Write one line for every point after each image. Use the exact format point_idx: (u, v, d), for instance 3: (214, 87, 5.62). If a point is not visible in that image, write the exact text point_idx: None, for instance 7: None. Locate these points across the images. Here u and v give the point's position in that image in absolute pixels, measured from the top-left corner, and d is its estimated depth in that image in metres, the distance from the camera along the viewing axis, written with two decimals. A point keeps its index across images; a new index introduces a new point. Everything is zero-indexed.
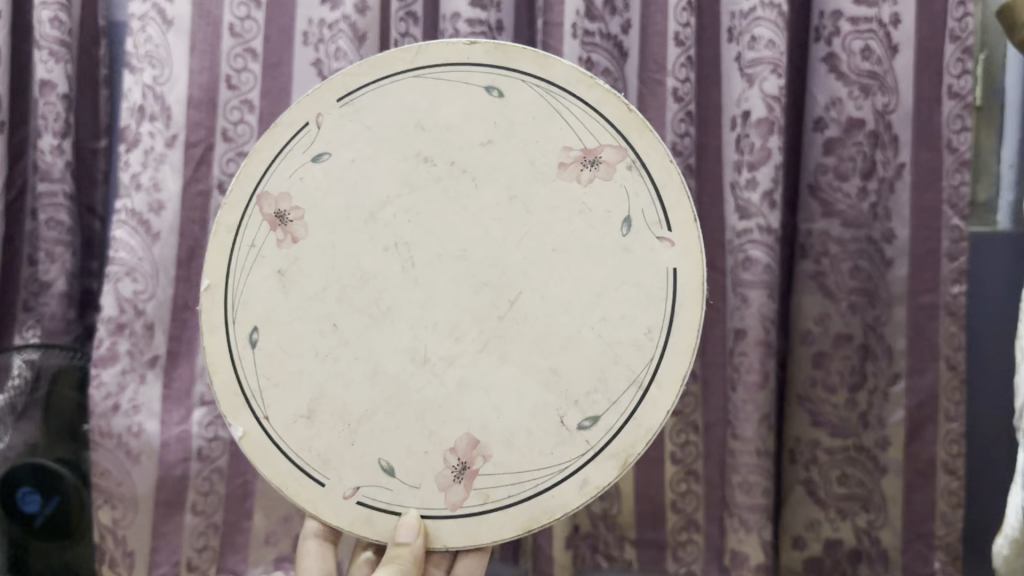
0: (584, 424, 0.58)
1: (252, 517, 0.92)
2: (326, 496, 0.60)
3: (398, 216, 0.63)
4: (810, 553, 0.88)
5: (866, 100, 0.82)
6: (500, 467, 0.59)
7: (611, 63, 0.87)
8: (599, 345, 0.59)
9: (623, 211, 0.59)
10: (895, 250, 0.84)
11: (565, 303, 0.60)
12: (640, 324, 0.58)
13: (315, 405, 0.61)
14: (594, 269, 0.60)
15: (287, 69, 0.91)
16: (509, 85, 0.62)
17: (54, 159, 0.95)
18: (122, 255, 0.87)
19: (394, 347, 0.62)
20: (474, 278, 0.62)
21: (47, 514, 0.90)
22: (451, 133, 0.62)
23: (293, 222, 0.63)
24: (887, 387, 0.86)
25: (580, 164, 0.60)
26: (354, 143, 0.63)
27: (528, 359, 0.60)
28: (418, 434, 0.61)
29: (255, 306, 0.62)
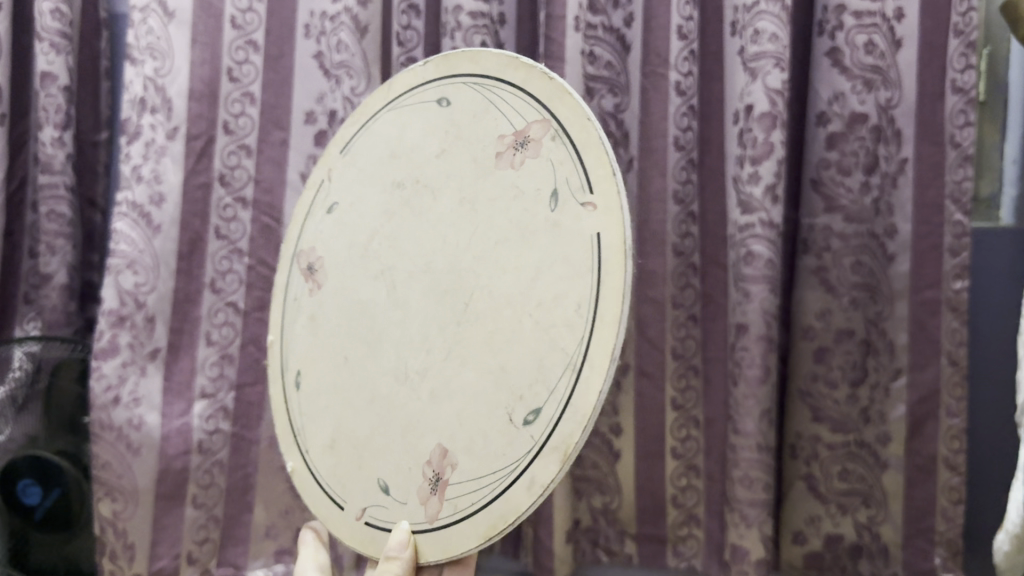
0: (528, 419, 0.50)
1: (254, 509, 0.93)
2: (343, 519, 0.60)
3: (386, 238, 0.63)
4: (810, 548, 0.87)
5: (869, 94, 0.82)
6: (465, 474, 0.53)
7: (614, 57, 0.87)
8: (539, 335, 0.51)
9: (550, 185, 0.52)
10: (897, 245, 0.84)
11: (506, 297, 0.53)
12: (571, 300, 0.49)
13: (334, 434, 0.62)
14: (529, 253, 0.53)
15: (288, 62, 0.91)
16: (454, 91, 0.61)
17: (54, 151, 0.95)
18: (123, 247, 0.87)
19: (386, 365, 0.60)
20: (437, 286, 0.58)
21: (47, 507, 0.91)
22: (417, 153, 0.63)
23: (316, 269, 0.69)
24: (888, 383, 0.85)
25: (513, 148, 0.55)
26: (351, 185, 0.68)
27: (480, 360, 0.54)
28: (401, 449, 0.57)
29: (298, 350, 0.68)
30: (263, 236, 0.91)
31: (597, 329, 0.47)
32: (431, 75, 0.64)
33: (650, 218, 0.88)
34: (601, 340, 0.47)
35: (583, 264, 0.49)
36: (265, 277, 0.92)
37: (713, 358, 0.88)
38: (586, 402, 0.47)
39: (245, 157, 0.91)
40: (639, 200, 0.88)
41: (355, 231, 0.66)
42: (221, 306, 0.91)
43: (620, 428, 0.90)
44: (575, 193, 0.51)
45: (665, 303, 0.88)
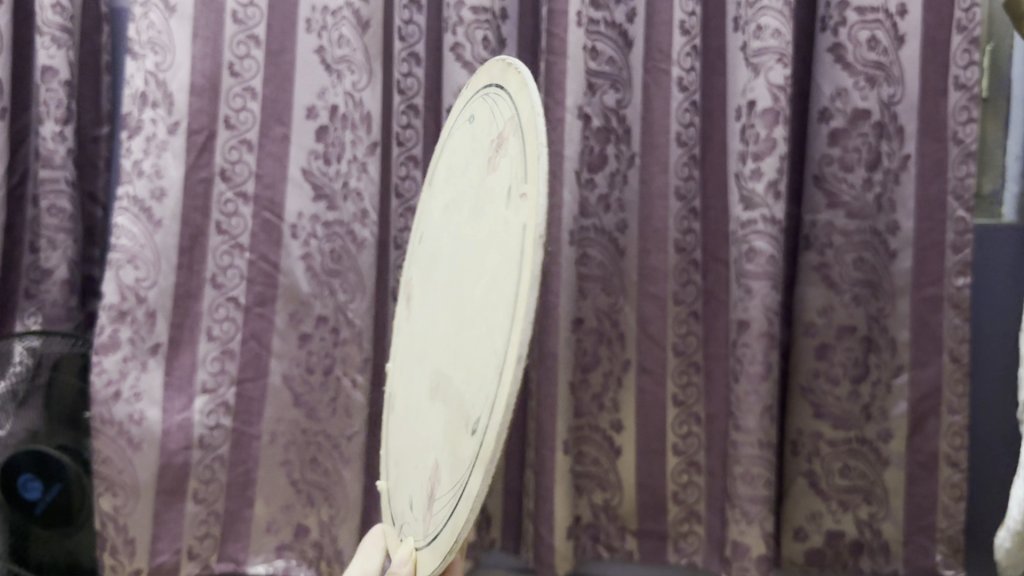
0: (468, 435, 0.41)
1: (254, 505, 0.92)
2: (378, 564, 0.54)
3: (426, 258, 0.58)
4: (811, 545, 0.87)
5: (872, 90, 0.82)
6: (434, 505, 0.45)
7: (617, 53, 0.86)
8: (482, 337, 0.42)
9: (504, 167, 0.44)
10: (900, 241, 0.84)
11: (472, 302, 0.45)
12: (501, 291, 0.40)
13: (387, 472, 0.57)
14: (486, 248, 0.44)
15: (290, 56, 0.90)
16: (471, 94, 0.56)
17: (55, 146, 0.95)
18: (124, 242, 0.87)
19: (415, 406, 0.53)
20: (442, 301, 0.52)
21: (47, 502, 0.90)
22: (455, 171, 0.56)
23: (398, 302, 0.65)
24: (890, 379, 0.85)
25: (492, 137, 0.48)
26: (420, 211, 0.64)
27: (453, 376, 0.46)
28: (410, 482, 0.51)
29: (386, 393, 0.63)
30: (263, 231, 0.91)
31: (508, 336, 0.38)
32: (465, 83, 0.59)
33: (652, 215, 0.88)
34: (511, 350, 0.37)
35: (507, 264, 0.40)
36: (267, 272, 0.91)
37: (715, 355, 0.88)
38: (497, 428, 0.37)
39: (246, 153, 0.91)
40: (641, 197, 0.89)
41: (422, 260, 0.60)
42: (221, 302, 0.91)
43: (621, 424, 0.90)
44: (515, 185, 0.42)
45: (667, 299, 0.88)
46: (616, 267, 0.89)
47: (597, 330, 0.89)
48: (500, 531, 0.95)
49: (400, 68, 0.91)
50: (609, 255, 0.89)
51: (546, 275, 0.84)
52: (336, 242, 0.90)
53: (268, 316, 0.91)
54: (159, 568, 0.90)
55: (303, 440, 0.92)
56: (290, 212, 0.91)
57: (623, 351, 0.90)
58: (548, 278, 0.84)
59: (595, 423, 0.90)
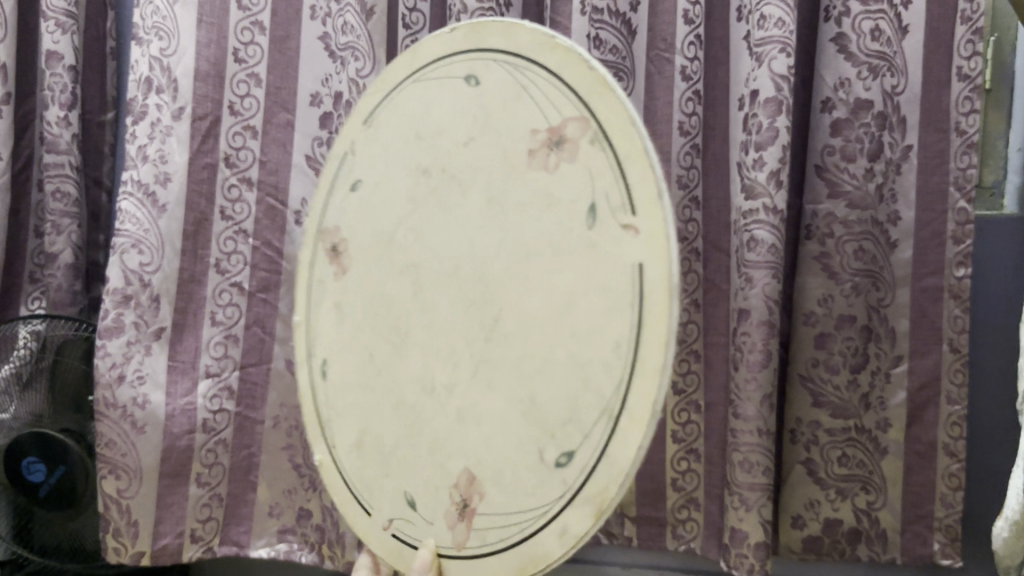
0: (560, 461, 0.44)
1: (256, 489, 0.94)
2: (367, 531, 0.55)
3: (413, 231, 0.54)
4: (809, 532, 0.88)
5: (875, 80, 0.82)
6: (494, 506, 0.48)
7: (619, 41, 0.87)
8: (571, 369, 0.44)
9: (587, 199, 0.45)
10: (900, 232, 0.84)
11: (543, 317, 0.46)
12: (610, 337, 0.42)
13: (364, 438, 0.56)
14: (562, 276, 0.45)
15: (295, 43, 0.91)
16: (484, 70, 0.51)
17: (60, 131, 0.96)
18: (129, 227, 0.87)
19: (365, 374, 0.57)
20: (466, 298, 0.51)
21: (52, 484, 0.91)
22: (412, 143, 0.55)
23: (343, 254, 0.60)
24: (889, 369, 0.86)
25: (546, 148, 0.47)
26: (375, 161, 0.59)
27: (511, 389, 0.47)
28: (431, 468, 0.52)
29: (302, 333, 0.62)
30: (268, 217, 0.92)
31: (555, 437, 0.45)
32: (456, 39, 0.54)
33: None
34: (562, 461, 0.44)
35: (540, 343, 0.46)
36: (271, 258, 0.92)
37: (715, 343, 0.88)
38: (542, 539, 0.45)
39: (250, 139, 0.91)
40: None
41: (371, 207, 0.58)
42: (225, 287, 0.91)
43: None
44: (605, 257, 0.43)
45: None
46: None
47: None
48: None
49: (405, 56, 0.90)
50: None
51: None
52: None
53: (271, 301, 0.92)
54: (161, 550, 0.90)
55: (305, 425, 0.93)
56: (294, 199, 0.92)
57: None
58: None
59: None
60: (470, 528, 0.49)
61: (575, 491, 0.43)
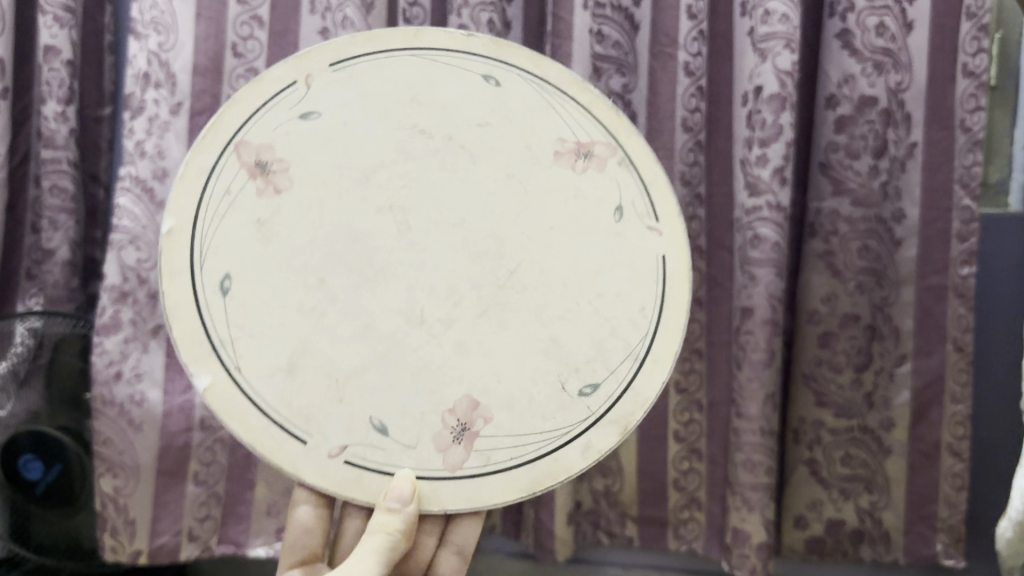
0: (584, 390, 0.59)
1: (255, 487, 0.92)
2: (309, 454, 0.56)
3: (402, 180, 0.62)
4: (811, 532, 0.87)
5: (879, 77, 0.80)
6: (500, 429, 0.59)
7: (622, 37, 0.86)
8: (597, 320, 0.61)
9: (614, 201, 0.62)
10: (905, 230, 0.83)
11: (563, 280, 0.62)
12: (635, 301, 0.61)
13: (296, 360, 0.58)
14: (589, 248, 0.62)
15: (294, 37, 0.89)
16: (505, 76, 0.64)
17: (58, 126, 0.95)
18: (126, 224, 0.85)
19: (306, 299, 0.59)
20: (470, 248, 0.62)
21: (47, 483, 0.90)
22: (398, 110, 0.62)
23: (276, 172, 0.60)
24: (893, 368, 0.85)
25: (575, 154, 0.63)
26: (345, 105, 0.62)
27: (527, 328, 0.61)
28: (416, 394, 0.59)
29: (186, 241, 0.57)
30: None
31: (577, 371, 0.60)
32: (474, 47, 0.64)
33: None
34: (586, 391, 0.59)
35: (560, 300, 0.61)
36: None
37: (717, 342, 0.87)
38: (561, 458, 0.58)
39: None
40: None
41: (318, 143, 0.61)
42: None
43: None
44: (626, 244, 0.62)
45: None
46: None
47: None
48: (500, 515, 0.95)
49: None
50: None
51: None
52: None
53: None
54: (159, 548, 0.90)
55: None
56: None
57: None
58: None
59: None
60: (469, 450, 0.58)
61: (597, 415, 0.59)
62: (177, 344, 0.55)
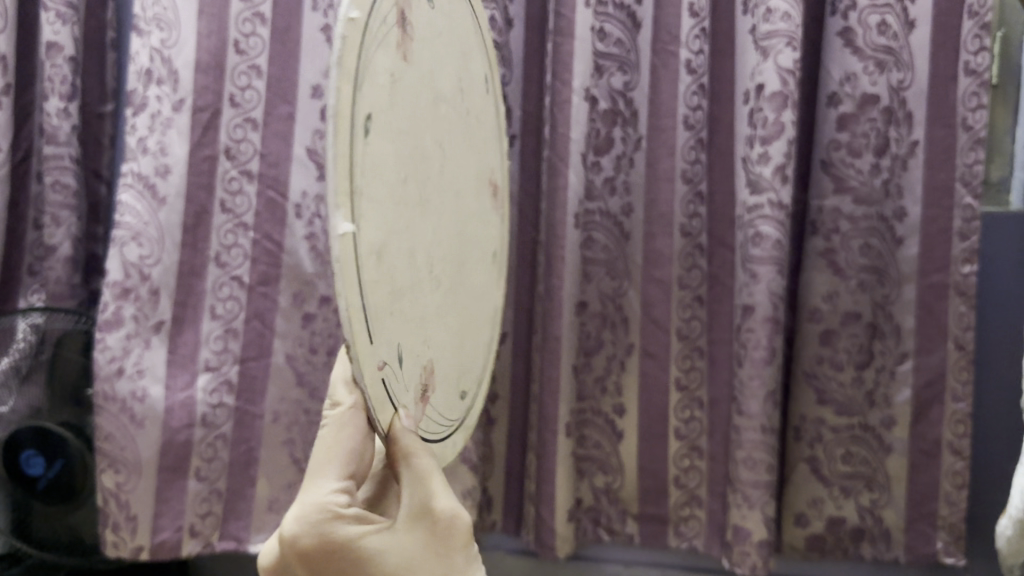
0: (462, 394, 0.58)
1: (256, 484, 0.92)
2: (370, 354, 0.42)
3: (445, 123, 0.55)
4: (813, 530, 0.87)
5: (881, 75, 0.81)
6: (434, 405, 0.52)
7: (623, 34, 0.86)
8: (474, 337, 0.61)
9: (497, 248, 0.68)
10: (906, 228, 0.83)
11: (473, 289, 0.61)
12: (483, 336, 0.64)
13: (380, 245, 0.44)
14: (482, 269, 0.63)
15: (296, 35, 0.90)
16: (490, 92, 0.66)
17: (60, 122, 0.95)
18: (128, 220, 0.86)
19: (393, 193, 0.46)
20: (455, 222, 0.57)
21: (49, 478, 0.89)
22: (458, 62, 0.58)
23: (405, 44, 0.48)
24: (894, 367, 0.85)
25: (495, 192, 0.67)
26: (440, 24, 0.55)
27: (459, 317, 0.57)
28: (420, 338, 0.49)
29: (355, 44, 0.42)
30: (268, 210, 0.90)
31: (463, 375, 0.58)
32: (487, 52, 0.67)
33: (658, 198, 0.88)
34: (462, 394, 0.58)
35: (467, 298, 0.60)
36: (272, 252, 0.91)
37: (718, 339, 0.87)
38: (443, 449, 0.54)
39: (250, 131, 0.89)
40: (646, 178, 0.88)
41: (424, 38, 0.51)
42: (225, 280, 0.90)
43: (623, 409, 0.91)
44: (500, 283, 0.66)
45: (671, 283, 0.88)
46: (621, 250, 0.89)
47: (601, 314, 0.90)
48: (500, 512, 0.95)
49: None
50: (614, 239, 0.89)
51: (552, 258, 0.84)
52: None
53: (271, 295, 0.91)
54: (160, 545, 0.89)
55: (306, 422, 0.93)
56: (295, 192, 0.91)
57: (627, 335, 0.90)
58: (551, 261, 0.84)
59: (597, 407, 0.91)
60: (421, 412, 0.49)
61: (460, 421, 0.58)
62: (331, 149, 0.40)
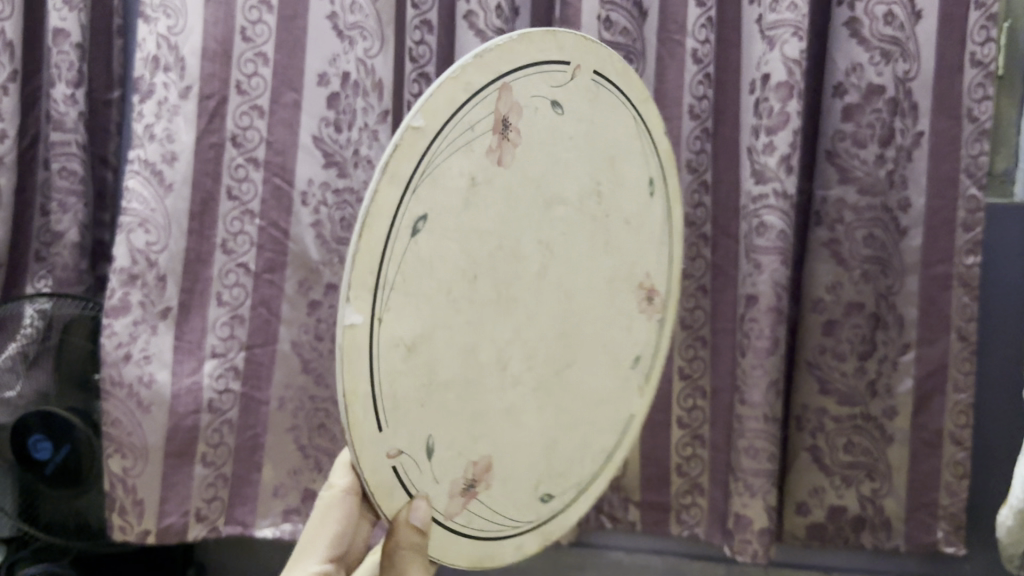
0: (546, 498, 0.56)
1: (262, 470, 0.93)
2: (380, 441, 0.42)
3: (566, 230, 0.54)
4: (813, 519, 0.88)
5: (887, 66, 0.81)
6: (488, 502, 0.51)
7: (629, 23, 0.84)
8: (581, 446, 0.59)
9: (641, 352, 0.64)
10: (910, 219, 0.84)
11: (584, 396, 0.58)
12: (601, 450, 0.61)
13: (422, 334, 0.44)
14: (608, 380, 0.60)
15: (302, 22, 0.89)
16: (658, 182, 0.62)
17: (66, 109, 0.95)
18: (135, 207, 0.86)
19: (458, 287, 0.46)
20: (558, 322, 0.55)
21: (58, 462, 0.90)
22: (597, 157, 0.56)
23: (510, 135, 0.49)
24: (897, 356, 0.86)
25: (648, 297, 0.63)
26: (579, 119, 0.54)
27: (549, 425, 0.55)
28: (466, 441, 0.49)
29: (416, 149, 0.43)
30: (274, 197, 0.90)
31: (546, 479, 0.56)
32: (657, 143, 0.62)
33: None
34: (547, 497, 0.56)
35: (574, 410, 0.58)
36: (277, 238, 0.91)
37: (722, 329, 0.88)
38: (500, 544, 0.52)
39: (257, 119, 0.89)
40: None
41: (471, 137, 0.46)
42: (231, 267, 0.90)
43: None
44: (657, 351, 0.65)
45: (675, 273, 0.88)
46: None
47: None
48: None
49: (412, 36, 0.91)
50: None
51: None
52: (346, 211, 0.91)
53: (278, 282, 0.91)
54: (167, 529, 0.90)
55: (311, 406, 0.94)
56: (301, 179, 0.90)
57: None
58: None
59: None
60: (466, 504, 0.49)
61: (538, 524, 0.55)
62: (391, 225, 0.42)
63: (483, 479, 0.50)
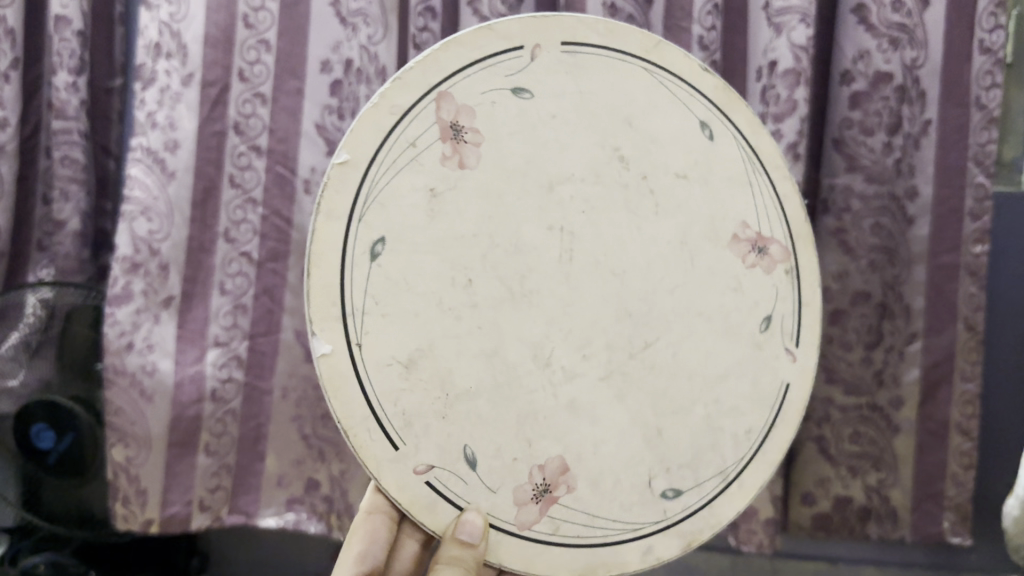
0: (668, 493, 0.56)
1: (265, 460, 0.93)
2: (397, 460, 0.49)
3: (602, 211, 0.56)
4: (820, 509, 0.87)
5: (895, 53, 0.79)
6: (580, 504, 0.54)
7: (635, 10, 0.82)
8: (705, 425, 0.58)
9: (767, 308, 0.61)
10: (918, 207, 0.82)
11: (688, 372, 0.58)
12: (742, 423, 0.59)
13: (417, 352, 0.50)
14: (727, 354, 0.59)
15: (304, 9, 0.87)
16: (719, 129, 0.60)
17: (68, 96, 0.95)
18: (137, 194, 0.86)
19: (447, 297, 0.52)
20: (621, 305, 0.57)
21: (60, 452, 0.90)
22: (610, 124, 0.57)
23: (468, 142, 0.53)
24: (903, 346, 0.85)
25: (751, 246, 0.61)
26: (560, 98, 0.55)
27: (642, 407, 0.56)
28: (510, 436, 0.53)
29: (350, 183, 0.49)
30: (277, 186, 0.89)
31: (666, 472, 0.56)
32: (705, 85, 0.60)
33: None
34: (669, 493, 0.56)
35: (677, 391, 0.58)
36: (280, 227, 0.90)
37: None
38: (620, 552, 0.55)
39: (260, 106, 0.88)
40: None
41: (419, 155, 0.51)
42: (235, 256, 0.89)
43: None
44: (805, 301, 0.61)
45: None
46: None
47: None
48: None
49: (416, 23, 0.88)
50: None
51: None
52: None
53: (281, 272, 0.90)
54: (170, 518, 0.91)
55: (315, 395, 0.93)
56: (302, 167, 0.89)
57: None
58: None
59: None
60: (544, 512, 0.53)
61: (673, 520, 0.56)
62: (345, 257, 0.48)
63: (560, 483, 0.54)
